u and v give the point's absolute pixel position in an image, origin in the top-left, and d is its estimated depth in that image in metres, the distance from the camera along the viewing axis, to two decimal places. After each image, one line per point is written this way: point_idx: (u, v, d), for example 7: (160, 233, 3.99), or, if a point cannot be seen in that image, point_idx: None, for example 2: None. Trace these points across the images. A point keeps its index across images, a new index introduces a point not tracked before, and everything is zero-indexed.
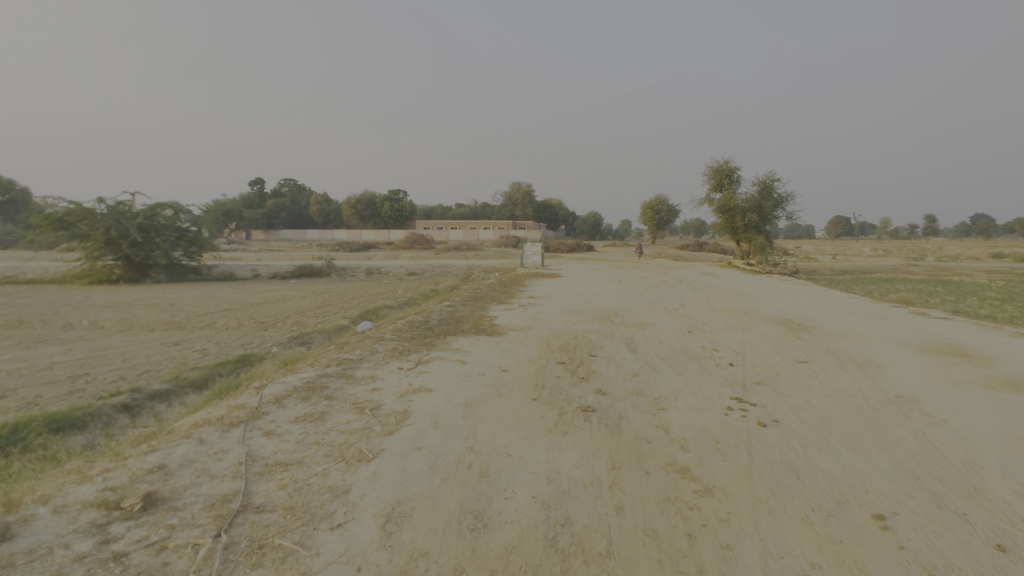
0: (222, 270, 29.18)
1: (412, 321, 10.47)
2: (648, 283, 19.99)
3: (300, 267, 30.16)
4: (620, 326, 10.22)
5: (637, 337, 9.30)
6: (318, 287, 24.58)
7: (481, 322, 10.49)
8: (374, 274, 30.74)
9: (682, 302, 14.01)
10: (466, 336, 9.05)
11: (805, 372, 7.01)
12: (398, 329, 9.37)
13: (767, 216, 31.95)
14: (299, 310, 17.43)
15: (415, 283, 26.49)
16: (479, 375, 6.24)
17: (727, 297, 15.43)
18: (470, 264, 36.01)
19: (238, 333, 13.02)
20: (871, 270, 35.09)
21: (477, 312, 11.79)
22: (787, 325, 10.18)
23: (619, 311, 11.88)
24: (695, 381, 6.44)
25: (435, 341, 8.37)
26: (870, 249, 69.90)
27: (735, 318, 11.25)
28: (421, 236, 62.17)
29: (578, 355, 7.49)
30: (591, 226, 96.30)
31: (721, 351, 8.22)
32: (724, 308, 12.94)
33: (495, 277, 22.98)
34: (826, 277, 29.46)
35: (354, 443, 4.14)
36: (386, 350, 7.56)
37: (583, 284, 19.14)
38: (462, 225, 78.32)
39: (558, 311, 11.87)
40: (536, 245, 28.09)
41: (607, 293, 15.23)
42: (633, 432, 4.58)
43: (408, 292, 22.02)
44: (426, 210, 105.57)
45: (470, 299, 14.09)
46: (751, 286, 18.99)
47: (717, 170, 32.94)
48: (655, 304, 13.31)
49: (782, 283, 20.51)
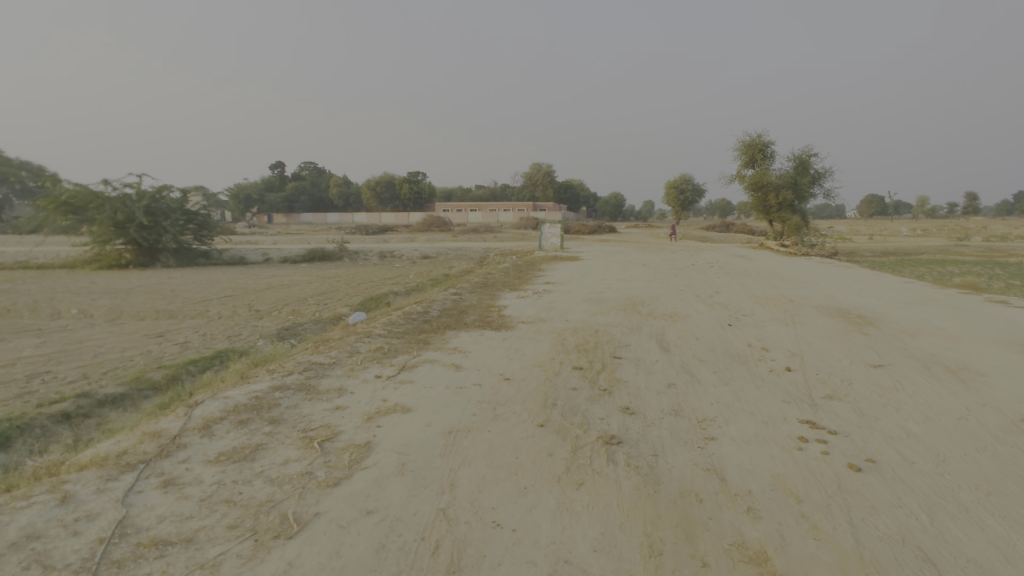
0: (233, 254, 28.49)
1: (409, 311, 9.24)
2: (675, 266, 18.40)
3: (312, 251, 29.29)
4: (648, 318, 8.84)
5: (669, 332, 7.91)
6: (327, 272, 23.60)
7: (488, 313, 9.20)
8: (387, 257, 29.69)
9: (716, 289, 12.51)
10: (468, 330, 7.79)
11: (886, 382, 5.59)
12: (391, 323, 8.14)
13: (804, 194, 29.85)
14: (302, 297, 16.41)
15: (428, 267, 25.38)
16: (473, 388, 4.96)
17: (766, 282, 13.86)
18: (487, 246, 34.68)
19: (229, 324, 12.01)
20: (916, 251, 32.79)
21: (486, 300, 10.51)
22: (847, 317, 8.66)
23: (646, 300, 10.46)
24: (749, 395, 5.09)
25: (430, 338, 7.12)
26: (908, 229, 66.44)
27: (782, 308, 9.74)
28: (439, 218, 61.03)
29: (598, 358, 6.15)
30: (614, 208, 93.98)
31: (773, 352, 6.80)
32: (766, 294, 11.41)
33: (511, 261, 21.65)
34: (868, 259, 27.36)
35: (279, 502, 2.92)
36: (369, 350, 6.34)
37: (606, 267, 17.64)
38: (482, 207, 76.85)
39: (575, 300, 10.50)
40: (555, 227, 26.62)
41: (632, 279, 13.78)
42: (676, 484, 3.28)
43: (419, 277, 20.87)
44: (445, 192, 104.31)
45: (480, 285, 12.81)
46: (790, 269, 17.31)
47: (749, 145, 30.83)
48: (686, 292, 11.81)
49: (823, 266, 18.75)
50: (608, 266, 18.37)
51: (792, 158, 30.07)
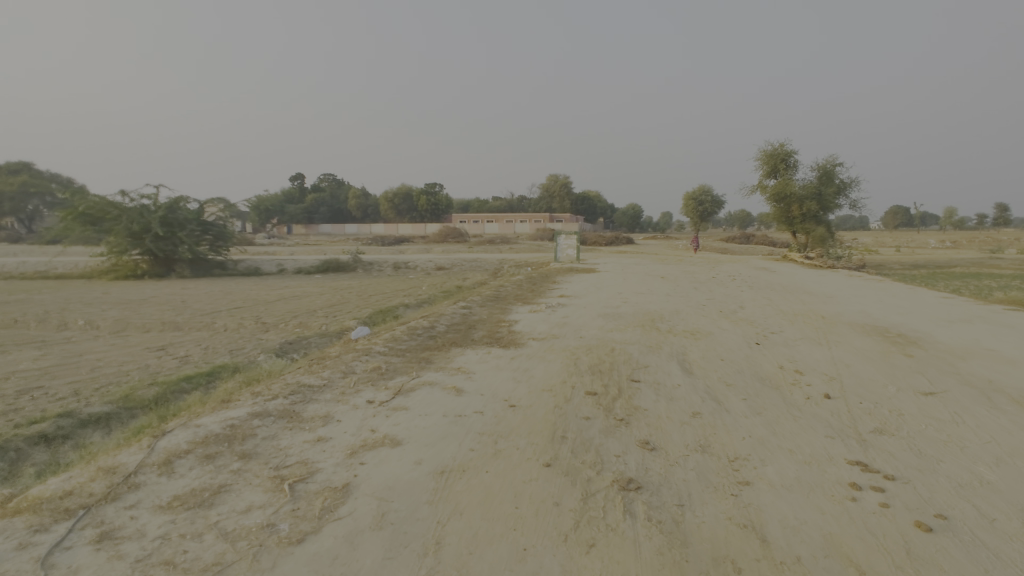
0: (248, 265, 28.53)
1: (414, 326, 8.78)
2: (695, 279, 17.71)
3: (326, 261, 29.17)
4: (668, 335, 8.25)
5: (691, 351, 7.32)
6: (340, 283, 23.39)
7: (497, 329, 8.69)
8: (401, 269, 29.44)
9: (740, 304, 11.84)
10: (475, 348, 7.29)
11: (941, 413, 4.95)
12: (394, 339, 7.68)
13: (829, 205, 28.93)
14: (311, 309, 16.11)
15: (442, 279, 25.04)
16: (474, 417, 4.45)
17: (793, 297, 13.12)
18: (502, 258, 34.27)
19: (233, 337, 11.69)
20: (947, 264, 31.53)
21: (496, 315, 10.00)
22: (887, 337, 7.97)
23: (666, 316, 9.85)
24: (786, 428, 4.49)
25: (433, 357, 6.63)
26: (937, 241, 64.43)
27: (813, 325, 9.06)
28: (455, 229, 60.94)
29: (614, 381, 5.60)
30: (631, 219, 93.15)
31: (808, 375, 6.17)
32: (795, 310, 10.71)
33: (525, 273, 21.14)
34: (897, 272, 26.29)
35: (227, 567, 2.44)
36: (365, 369, 5.86)
37: (623, 280, 17.03)
38: (498, 219, 76.73)
39: (591, 315, 9.95)
40: (571, 238, 26.09)
41: (650, 292, 13.17)
42: (707, 546, 2.73)
43: (431, 289, 20.48)
44: (462, 203, 104.63)
45: (491, 298, 12.32)
46: (817, 283, 16.51)
47: (771, 155, 30.06)
48: (708, 307, 11.17)
49: (852, 279, 17.89)
50: (625, 278, 17.76)
51: (816, 168, 29.20)
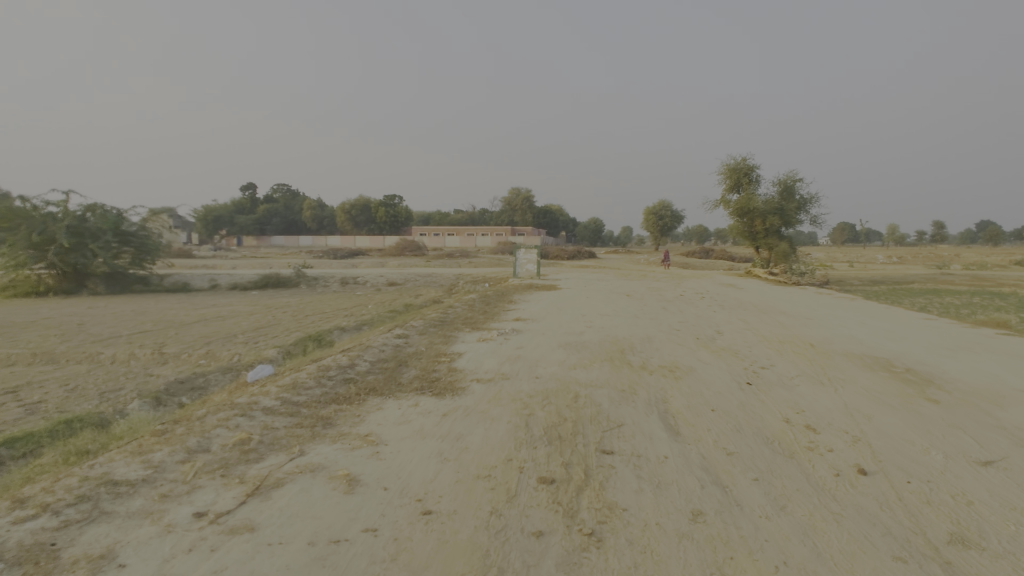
0: (176, 280, 25.92)
1: (332, 360, 7.04)
2: (663, 297, 16.55)
3: (265, 276, 26.80)
4: (642, 373, 6.82)
5: (672, 395, 5.90)
6: (276, 301, 21.14)
7: (435, 367, 7.02)
8: (349, 284, 27.32)
9: (716, 328, 10.62)
10: (401, 398, 5.61)
11: (1020, 499, 3.66)
12: (294, 385, 5.88)
13: (791, 220, 28.69)
14: (231, 333, 14.03)
15: (392, 296, 23.11)
16: (357, 545, 2.79)
17: (770, 318, 12.07)
18: (459, 273, 32.58)
19: (117, 373, 9.56)
20: (903, 280, 31.83)
21: (437, 345, 8.34)
22: (894, 373, 6.80)
23: (636, 345, 8.46)
24: (832, 542, 3.05)
25: (336, 417, 4.90)
26: (884, 256, 66.66)
27: (805, 357, 7.83)
28: (414, 242, 58.99)
29: (577, 456, 4.04)
30: (593, 234, 93.24)
31: (825, 435, 4.82)
32: (777, 336, 9.52)
33: (482, 290, 19.53)
34: (859, 289, 26.09)
35: None
36: (226, 441, 4.09)
37: (586, 299, 15.67)
38: (459, 232, 75.11)
39: (549, 345, 8.43)
40: (531, 252, 24.69)
41: (616, 314, 11.76)
42: None
43: (378, 308, 18.62)
44: (423, 215, 102.51)
45: (436, 322, 10.66)
46: (789, 302, 15.60)
47: (734, 170, 29.70)
48: (681, 332, 9.89)
49: (822, 298, 17.15)
50: (589, 296, 16.46)
51: (778, 183, 29.01)
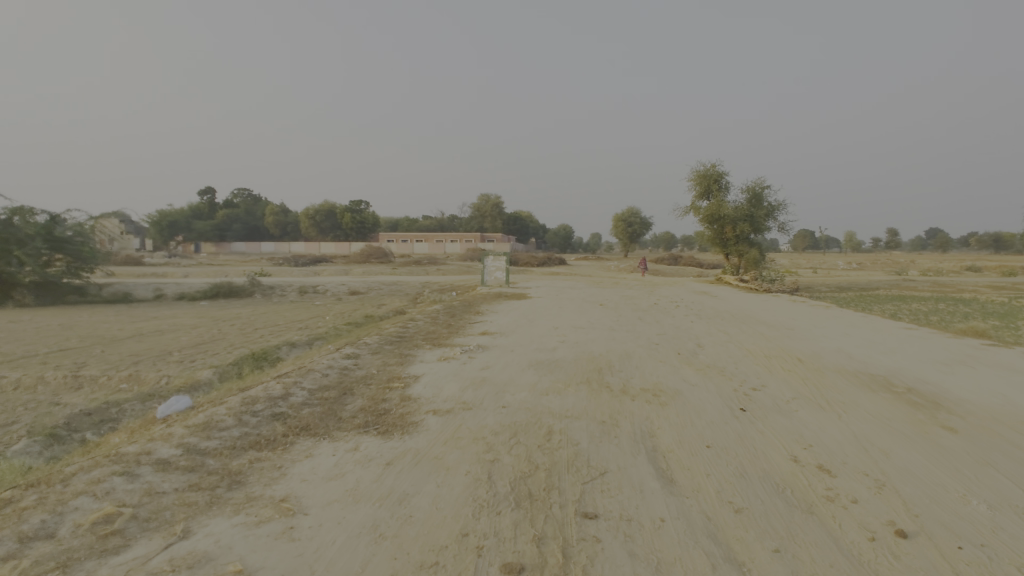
0: (117, 290, 24.09)
1: (262, 389, 5.97)
2: (637, 307, 15.88)
3: (217, 285, 25.17)
4: (623, 398, 6.01)
5: (660, 428, 5.08)
6: (225, 313, 19.68)
7: (386, 396, 6.04)
8: (308, 293, 25.92)
9: (696, 341, 9.94)
10: (338, 441, 4.61)
11: None
12: (206, 425, 4.81)
13: (760, 227, 28.69)
14: (166, 350, 12.66)
15: (353, 306, 21.89)
16: None
17: (749, 330, 11.49)
18: (425, 281, 31.45)
19: (16, 402, 8.23)
20: (867, 287, 32.26)
21: (392, 367, 7.35)
22: (896, 395, 6.19)
23: (614, 364, 7.65)
24: None
25: (247, 472, 3.87)
26: (844, 262, 68.59)
27: (798, 375, 7.17)
28: (380, 248, 57.46)
29: (554, 527, 3.14)
30: (563, 240, 93.23)
31: (842, 479, 4.07)
32: (762, 351, 8.88)
33: (448, 299, 18.55)
34: (827, 295, 26.20)
35: None
36: (83, 520, 3.03)
37: (558, 309, 14.86)
38: (427, 238, 73.78)
39: (518, 366, 7.53)
40: (500, 259, 23.83)
41: (591, 327, 10.96)
42: None
43: (336, 320, 17.42)
44: (390, 222, 100.61)
45: (394, 338, 9.65)
46: (765, 311, 15.15)
47: (704, 176, 29.61)
48: (661, 347, 9.15)
49: (796, 306, 16.84)
50: (561, 306, 15.65)
51: (747, 190, 29.04)
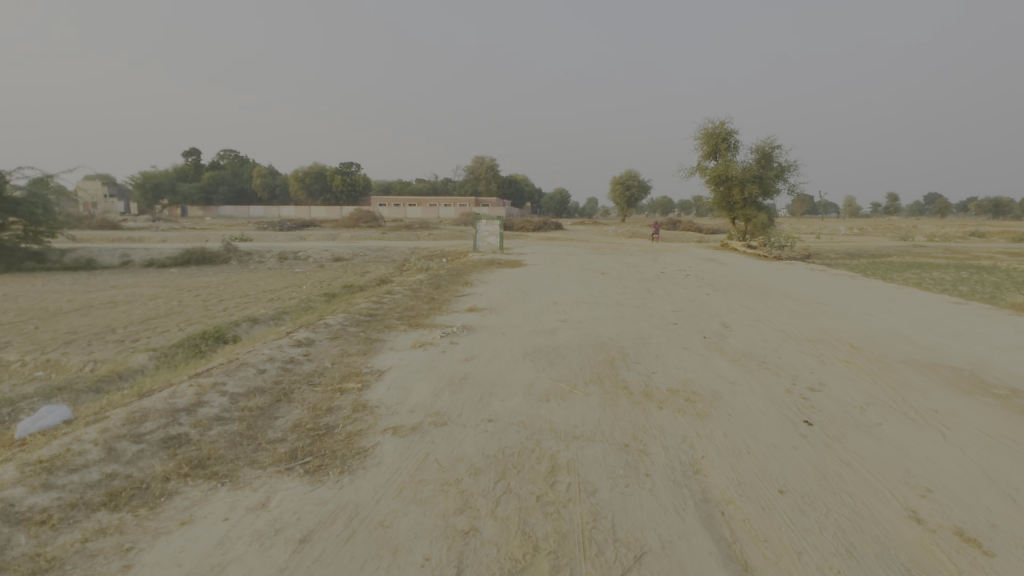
0: (80, 256, 22.34)
1: (166, 394, 4.45)
2: (643, 277, 14.35)
3: (189, 251, 23.42)
4: (648, 407, 4.55)
5: (707, 461, 3.62)
6: (193, 283, 18.09)
7: (332, 404, 4.54)
8: (289, 260, 24.24)
9: (720, 320, 8.48)
10: (242, 488, 3.11)
11: None
12: (51, 460, 3.28)
13: (770, 189, 27.03)
14: (110, 326, 11.09)
15: (333, 274, 20.26)
16: None
17: (775, 305, 10.04)
18: (415, 247, 29.78)
19: None
20: (877, 253, 30.91)
21: (351, 359, 5.84)
22: (1001, 400, 4.75)
23: (630, 354, 6.19)
24: None
25: (65, 567, 2.37)
26: (846, 228, 67.14)
27: (859, 369, 5.71)
28: (371, 212, 55.40)
29: None
30: (559, 204, 91.03)
31: (1004, 559, 2.63)
32: (802, 334, 7.43)
33: (436, 267, 16.96)
34: (839, 262, 24.77)
35: None
36: None
37: (556, 279, 13.31)
38: (421, 202, 71.49)
39: (510, 356, 6.05)
40: (493, 223, 22.12)
41: (596, 303, 9.45)
42: None
43: (313, 291, 15.84)
44: (383, 184, 97.77)
45: (364, 315, 8.10)
46: (784, 282, 13.70)
47: (711, 135, 27.72)
48: (681, 329, 7.68)
49: (816, 275, 15.40)
50: (559, 276, 14.12)
51: (756, 150, 27.24)
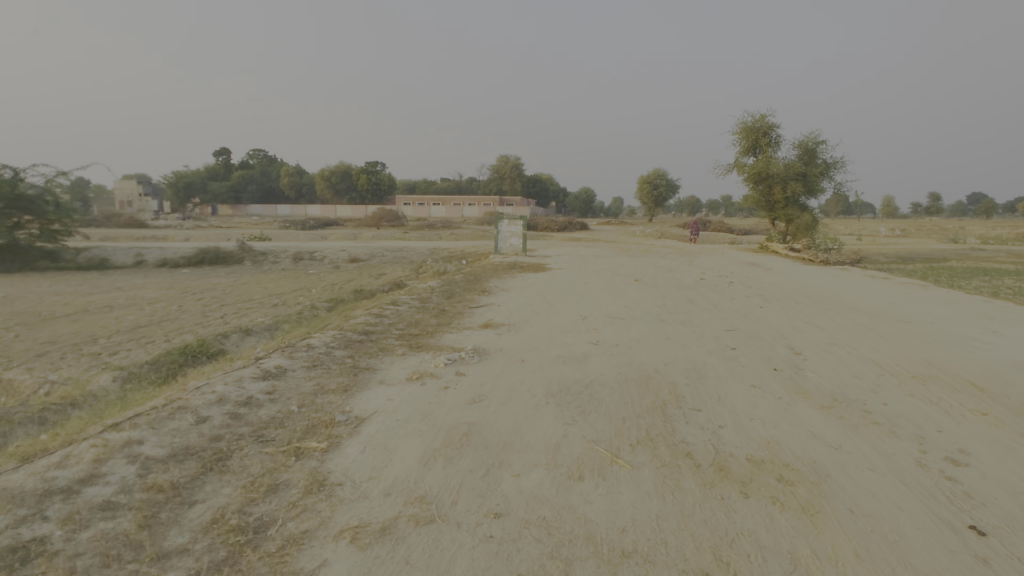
0: (94, 255, 21.82)
1: (55, 459, 3.25)
2: (681, 284, 12.82)
3: (202, 250, 22.70)
4: (727, 494, 3.16)
5: None
6: (200, 285, 17.20)
7: (279, 479, 3.25)
8: (303, 261, 23.32)
9: (787, 344, 6.99)
10: None
11: None
12: None
13: (815, 187, 25.00)
14: (94, 335, 10.11)
15: (347, 277, 19.20)
16: None
17: (847, 323, 8.46)
18: (435, 247, 28.66)
19: None
20: (930, 257, 28.55)
21: (326, 400, 4.57)
22: None
23: (685, 397, 4.80)
24: None
25: None
26: (889, 229, 63.65)
27: (1007, 428, 4.19)
28: (394, 211, 54.66)
29: None
30: (585, 204, 89.21)
31: None
32: (899, 367, 5.90)
33: (453, 271, 15.70)
34: (893, 267, 22.63)
35: None
36: None
37: (583, 287, 11.90)
38: (445, 201, 70.61)
39: (530, 398, 4.71)
40: (515, 223, 20.77)
41: (632, 319, 8.02)
42: None
43: (321, 295, 14.79)
44: (407, 183, 97.40)
45: (358, 333, 6.85)
46: (846, 292, 12.00)
47: (751, 129, 25.83)
48: (741, 357, 6.23)
49: (879, 284, 13.62)
50: (587, 283, 12.71)
51: (800, 145, 25.28)
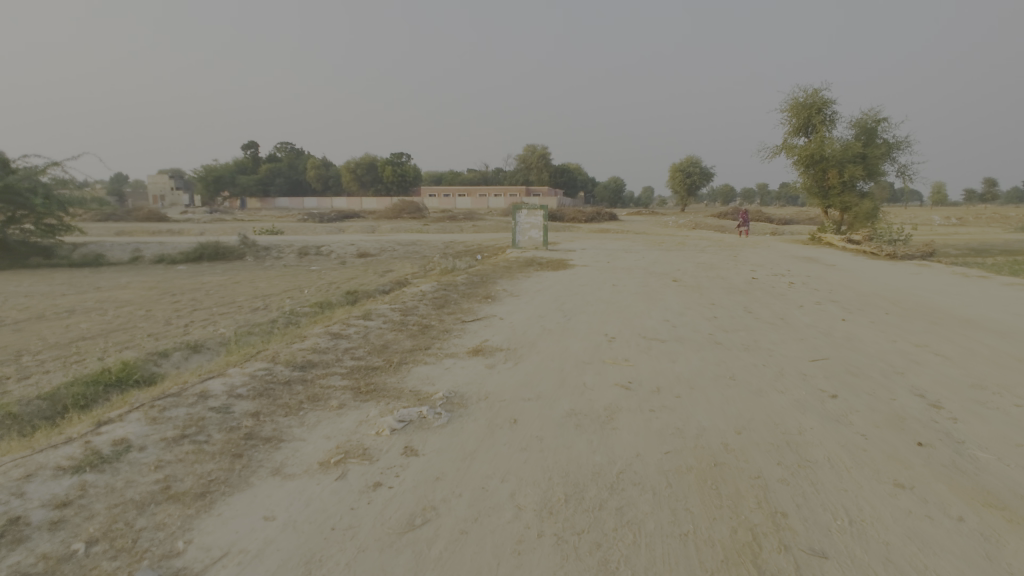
0: (90, 251, 20.63)
1: None
2: (731, 286, 10.54)
3: (202, 245, 21.30)
4: None
5: None
6: (187, 284, 15.71)
7: None
8: (308, 257, 21.72)
9: (909, 388, 4.79)
10: None
11: None
12: None
13: (876, 170, 22.06)
14: (21, 351, 8.48)
15: (349, 274, 17.48)
16: None
17: (977, 348, 6.13)
18: (452, 240, 26.79)
19: None
20: (1008, 248, 25.19)
21: (150, 522, 2.61)
22: None
23: (789, 522, 2.71)
24: None
25: None
26: (943, 217, 58.90)
27: None
28: (417, 203, 53.00)
29: None
30: (614, 194, 86.20)
31: None
32: None
33: (461, 269, 13.74)
34: (972, 262, 19.62)
35: None
36: None
37: (611, 290, 9.76)
38: (469, 191, 68.68)
39: (511, 521, 2.69)
40: (534, 214, 18.63)
41: (677, 344, 5.89)
42: None
43: (310, 298, 13.03)
44: (432, 174, 95.80)
45: (291, 369, 4.91)
46: (946, 298, 9.54)
47: (802, 106, 22.98)
48: (854, 415, 4.06)
49: (980, 285, 11.04)
50: (615, 284, 10.53)
51: (858, 123, 22.31)
